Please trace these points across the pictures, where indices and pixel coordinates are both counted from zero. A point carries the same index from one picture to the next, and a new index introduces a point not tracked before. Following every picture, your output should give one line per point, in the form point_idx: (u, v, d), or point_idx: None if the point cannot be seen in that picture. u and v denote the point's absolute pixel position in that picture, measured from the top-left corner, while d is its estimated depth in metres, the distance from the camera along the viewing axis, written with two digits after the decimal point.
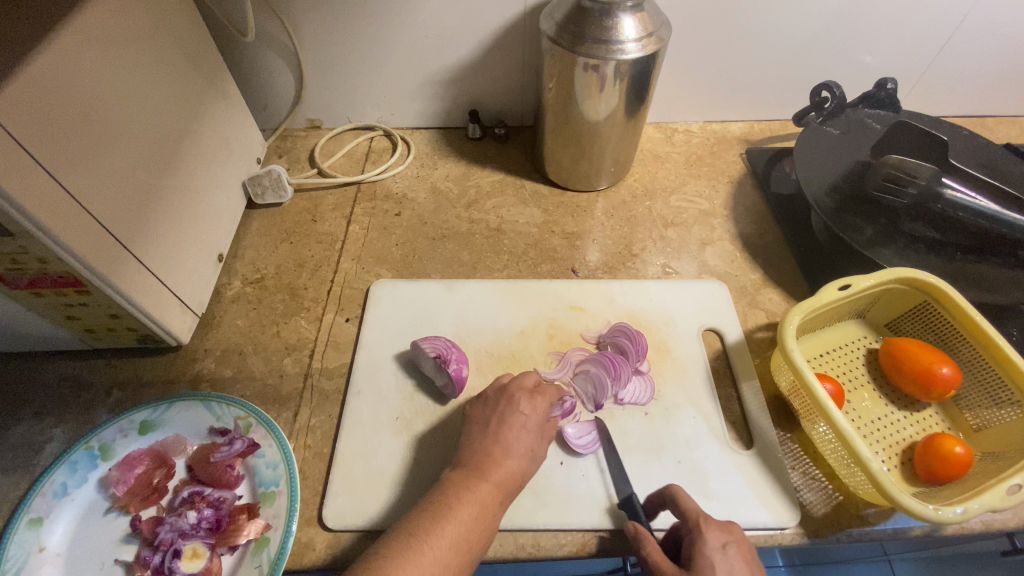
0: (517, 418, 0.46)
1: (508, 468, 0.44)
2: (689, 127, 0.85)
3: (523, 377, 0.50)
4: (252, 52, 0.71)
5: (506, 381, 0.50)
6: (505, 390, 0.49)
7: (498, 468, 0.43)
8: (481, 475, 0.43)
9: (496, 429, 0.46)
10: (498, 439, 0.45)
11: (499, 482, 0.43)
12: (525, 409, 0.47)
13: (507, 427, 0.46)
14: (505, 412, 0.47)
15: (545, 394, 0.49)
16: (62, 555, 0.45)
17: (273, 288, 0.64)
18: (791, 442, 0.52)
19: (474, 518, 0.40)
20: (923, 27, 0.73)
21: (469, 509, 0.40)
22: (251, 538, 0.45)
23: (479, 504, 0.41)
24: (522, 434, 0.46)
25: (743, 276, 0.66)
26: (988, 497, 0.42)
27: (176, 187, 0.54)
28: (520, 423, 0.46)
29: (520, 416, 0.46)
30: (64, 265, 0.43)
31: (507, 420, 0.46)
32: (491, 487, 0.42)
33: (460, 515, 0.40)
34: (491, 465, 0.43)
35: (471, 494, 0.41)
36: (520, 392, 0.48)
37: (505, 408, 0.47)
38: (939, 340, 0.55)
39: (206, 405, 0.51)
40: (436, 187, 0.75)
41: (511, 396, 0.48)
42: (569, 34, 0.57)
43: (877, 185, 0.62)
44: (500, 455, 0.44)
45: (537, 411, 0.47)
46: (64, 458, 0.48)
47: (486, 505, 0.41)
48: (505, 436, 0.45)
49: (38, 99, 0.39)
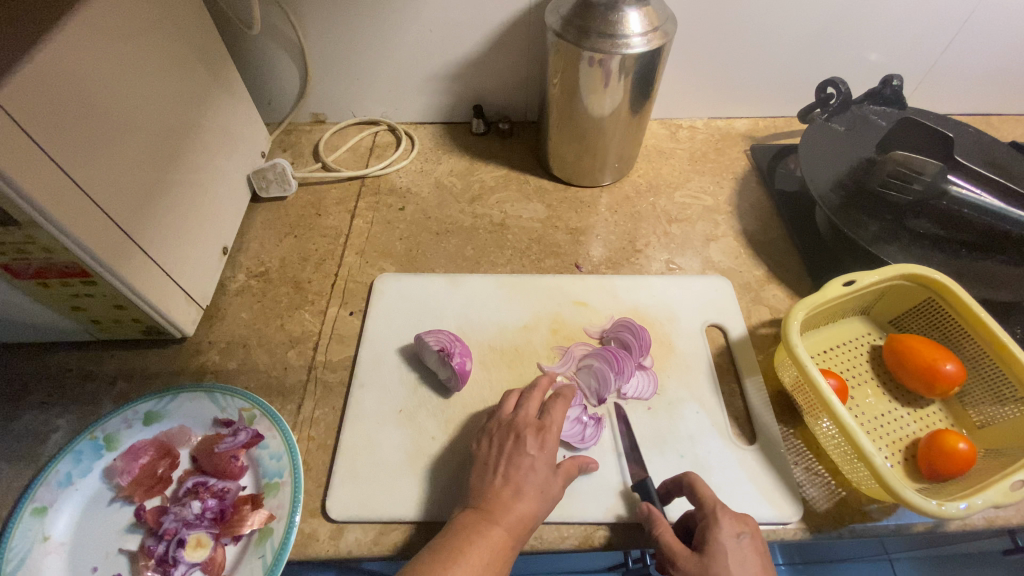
0: (525, 458, 0.44)
1: (519, 510, 0.42)
2: (694, 123, 0.85)
3: (527, 409, 0.48)
4: (257, 46, 0.71)
5: (509, 414, 0.48)
6: (511, 425, 0.47)
7: (508, 511, 0.42)
8: (491, 518, 0.41)
9: (506, 471, 0.44)
10: (507, 482, 0.43)
11: (510, 525, 0.41)
12: (533, 449, 0.45)
13: (515, 467, 0.44)
14: (512, 452, 0.45)
15: (552, 429, 0.47)
16: (66, 544, 0.45)
17: (278, 281, 0.64)
18: (794, 437, 0.52)
19: (484, 564, 0.39)
20: (930, 24, 0.73)
21: (480, 553, 0.39)
22: (255, 528, 0.45)
23: (490, 548, 0.40)
24: (531, 474, 0.44)
25: (747, 272, 0.66)
26: (991, 493, 0.42)
27: (181, 180, 0.55)
28: (529, 463, 0.44)
29: (528, 457, 0.44)
30: (70, 256, 0.43)
31: (515, 461, 0.44)
32: (502, 531, 0.41)
33: (470, 562, 0.38)
34: (501, 508, 0.42)
35: (480, 537, 0.40)
36: (526, 427, 0.46)
37: (512, 449, 0.45)
38: (943, 336, 0.55)
39: (211, 396, 0.52)
40: (440, 182, 0.75)
41: (517, 433, 0.46)
42: (575, 28, 0.57)
43: (882, 181, 0.62)
44: (509, 498, 0.42)
45: (546, 449, 0.45)
46: (68, 448, 0.48)
47: (496, 550, 0.40)
48: (514, 476, 0.43)
49: (45, 87, 0.39)
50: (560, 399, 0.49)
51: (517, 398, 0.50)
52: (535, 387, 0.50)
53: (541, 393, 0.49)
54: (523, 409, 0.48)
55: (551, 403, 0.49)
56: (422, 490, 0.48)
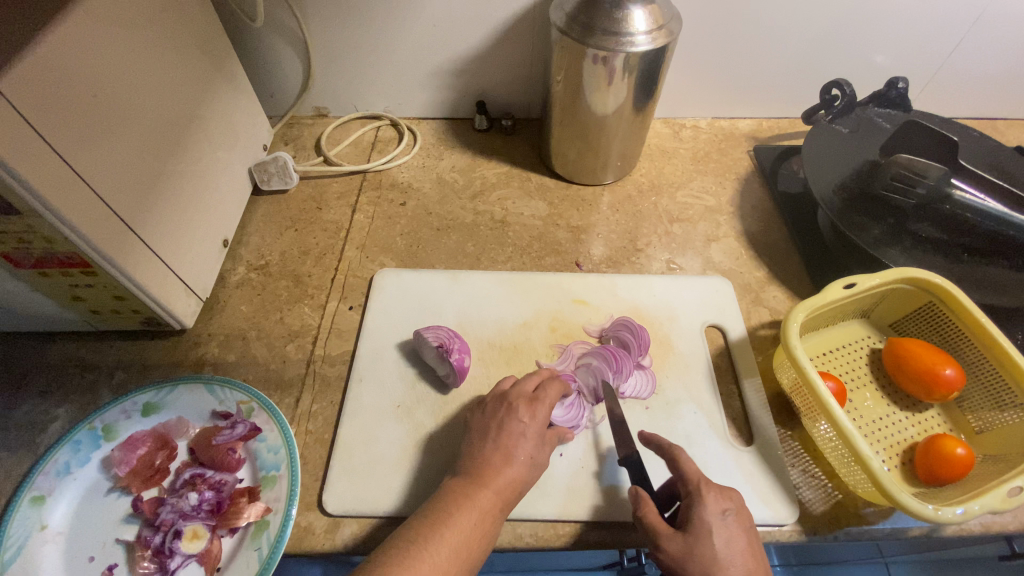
0: (516, 425, 0.45)
1: (508, 474, 0.42)
2: (697, 123, 0.84)
3: (523, 384, 0.48)
4: (260, 38, 0.71)
5: (505, 389, 0.49)
6: (505, 397, 0.47)
7: (498, 474, 0.42)
8: (481, 481, 0.41)
9: (496, 437, 0.44)
10: (497, 447, 0.44)
11: (499, 488, 0.41)
12: (524, 416, 0.45)
13: (505, 434, 0.44)
14: (504, 419, 0.45)
15: (546, 401, 0.47)
16: (63, 533, 0.45)
17: (278, 274, 0.64)
18: (791, 439, 0.52)
19: (474, 524, 0.39)
20: (936, 27, 0.72)
21: (469, 514, 0.39)
22: (251, 521, 0.45)
23: (479, 509, 0.40)
24: (521, 441, 0.44)
25: (748, 273, 0.65)
26: (988, 499, 0.42)
27: (183, 172, 0.55)
28: (520, 430, 0.45)
29: (519, 424, 0.45)
30: (71, 245, 0.43)
31: (506, 427, 0.45)
32: (491, 494, 0.41)
33: (460, 523, 0.39)
34: (491, 472, 0.42)
35: (470, 499, 0.40)
36: (519, 398, 0.47)
37: (505, 415, 0.45)
38: (944, 342, 0.55)
39: (209, 388, 0.52)
40: (441, 178, 0.75)
41: (510, 403, 0.46)
42: (579, 24, 0.57)
43: (885, 185, 0.62)
44: (499, 461, 0.43)
45: (537, 419, 0.46)
46: (66, 438, 0.48)
47: (486, 511, 0.40)
48: (504, 442, 0.44)
49: (47, 77, 0.39)
50: (555, 380, 0.48)
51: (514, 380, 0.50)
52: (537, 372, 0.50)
53: (540, 376, 0.49)
54: (519, 383, 0.48)
55: (546, 380, 0.49)
56: (419, 486, 0.48)
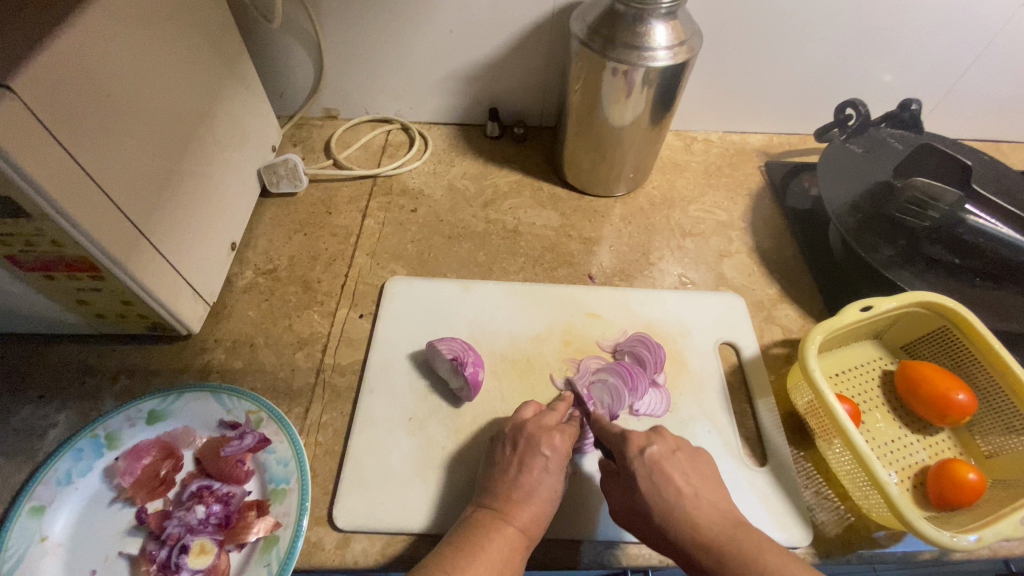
0: (533, 466, 0.44)
1: (530, 510, 0.42)
2: (708, 136, 0.84)
3: (542, 417, 0.48)
4: (272, 38, 0.70)
5: (524, 418, 0.48)
6: (524, 428, 0.47)
7: (523, 510, 0.42)
8: (505, 517, 0.42)
9: (518, 473, 0.44)
10: (519, 484, 0.43)
11: (524, 525, 0.42)
12: (546, 450, 0.45)
13: (527, 469, 0.44)
14: (524, 455, 0.45)
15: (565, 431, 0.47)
16: (64, 545, 0.44)
17: (286, 280, 0.63)
18: (804, 460, 0.52)
19: (504, 559, 0.39)
20: (948, 53, 0.73)
21: (500, 549, 0.40)
22: (259, 536, 0.44)
23: (509, 545, 0.40)
24: (544, 476, 0.44)
25: (760, 290, 0.65)
26: (1003, 527, 0.42)
27: (193, 172, 0.53)
28: (542, 465, 0.44)
29: (541, 458, 0.45)
30: (80, 250, 0.42)
31: (526, 462, 0.45)
32: (515, 531, 0.41)
33: (490, 556, 0.39)
34: (515, 507, 0.42)
35: (500, 534, 0.40)
36: (538, 431, 0.46)
37: (525, 450, 0.45)
38: (955, 365, 0.55)
39: (217, 397, 0.50)
40: (453, 185, 0.74)
41: (531, 437, 0.46)
42: (601, 37, 0.57)
43: (899, 207, 0.62)
44: (522, 498, 0.43)
45: (558, 451, 0.45)
46: (69, 445, 0.47)
47: (514, 547, 0.40)
48: (526, 479, 0.44)
49: (61, 78, 0.38)
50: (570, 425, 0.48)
51: (536, 408, 0.50)
52: (557, 405, 0.50)
53: (560, 412, 0.49)
54: (539, 417, 0.48)
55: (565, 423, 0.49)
56: (431, 502, 0.48)
